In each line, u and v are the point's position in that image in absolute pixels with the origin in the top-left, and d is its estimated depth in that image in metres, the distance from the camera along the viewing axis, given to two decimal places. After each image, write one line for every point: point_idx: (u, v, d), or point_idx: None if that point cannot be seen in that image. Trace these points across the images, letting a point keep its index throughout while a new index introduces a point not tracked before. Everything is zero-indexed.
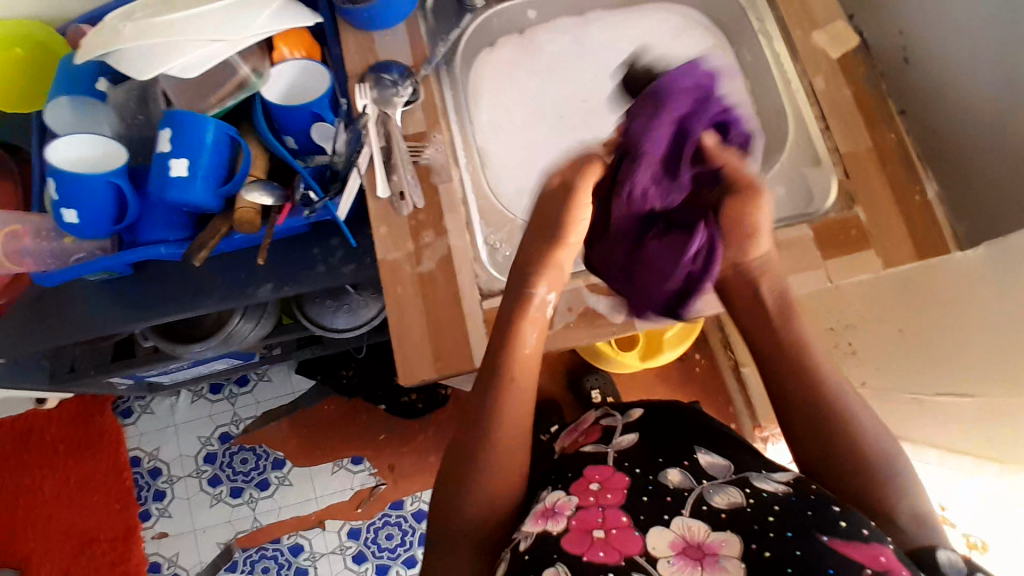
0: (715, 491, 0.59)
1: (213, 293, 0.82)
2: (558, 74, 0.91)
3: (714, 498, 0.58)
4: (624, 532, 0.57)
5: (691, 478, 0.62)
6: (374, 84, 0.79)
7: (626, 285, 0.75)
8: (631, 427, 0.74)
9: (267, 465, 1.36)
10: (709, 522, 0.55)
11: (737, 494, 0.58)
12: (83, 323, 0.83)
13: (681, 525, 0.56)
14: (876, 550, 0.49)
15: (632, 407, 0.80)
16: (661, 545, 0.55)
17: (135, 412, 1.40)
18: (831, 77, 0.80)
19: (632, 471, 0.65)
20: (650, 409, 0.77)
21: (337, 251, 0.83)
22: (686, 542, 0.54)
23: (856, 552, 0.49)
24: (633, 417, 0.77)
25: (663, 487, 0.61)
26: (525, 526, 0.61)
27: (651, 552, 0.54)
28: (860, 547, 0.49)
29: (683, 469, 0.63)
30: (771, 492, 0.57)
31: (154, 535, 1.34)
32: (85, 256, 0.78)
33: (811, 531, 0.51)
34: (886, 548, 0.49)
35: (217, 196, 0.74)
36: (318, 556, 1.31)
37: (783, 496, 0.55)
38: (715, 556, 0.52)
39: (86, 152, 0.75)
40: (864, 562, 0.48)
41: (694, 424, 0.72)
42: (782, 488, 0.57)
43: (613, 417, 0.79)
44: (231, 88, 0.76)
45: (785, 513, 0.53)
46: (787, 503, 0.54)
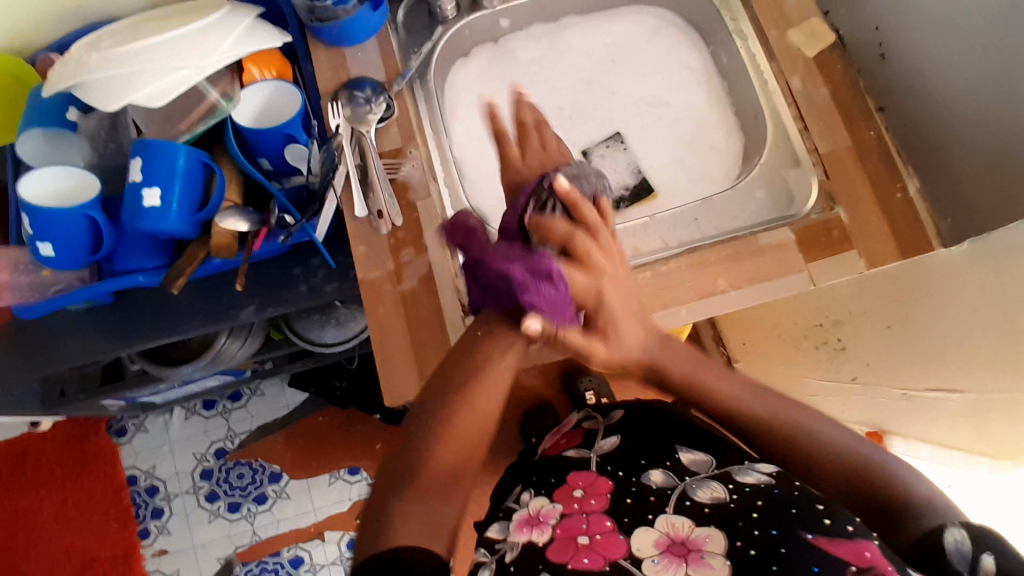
0: (698, 487, 0.64)
1: (195, 317, 0.81)
2: (535, 80, 0.91)
3: (697, 493, 0.63)
4: (609, 535, 0.61)
5: (673, 477, 0.66)
6: (347, 101, 0.78)
7: None
8: (613, 431, 0.77)
9: (264, 479, 1.36)
10: (691, 517, 0.61)
11: (720, 489, 0.63)
12: (65, 353, 0.82)
13: (665, 523, 0.61)
14: (860, 546, 0.52)
15: (613, 409, 0.82)
16: (646, 544, 0.59)
17: (130, 431, 1.40)
18: (808, 75, 0.79)
19: (616, 473, 0.68)
20: (629, 410, 0.79)
21: (318, 270, 0.83)
22: (671, 539, 0.59)
23: (841, 550, 0.52)
24: (614, 419, 0.79)
25: (647, 489, 0.65)
26: (511, 535, 0.66)
27: (636, 554, 0.59)
28: (846, 545, 0.53)
29: (666, 470, 0.67)
30: (754, 485, 0.62)
31: (154, 553, 1.34)
32: (63, 287, 0.78)
33: (796, 529, 0.56)
34: (871, 544, 0.52)
35: (192, 223, 0.74)
36: (319, 567, 1.31)
37: (765, 489, 0.60)
38: (699, 552, 0.58)
39: (58, 184, 0.74)
40: (848, 559, 0.51)
41: (670, 421, 0.75)
42: (763, 479, 0.62)
43: (595, 420, 0.81)
44: (201, 112, 0.75)
45: (768, 510, 0.58)
46: (769, 498, 0.59)
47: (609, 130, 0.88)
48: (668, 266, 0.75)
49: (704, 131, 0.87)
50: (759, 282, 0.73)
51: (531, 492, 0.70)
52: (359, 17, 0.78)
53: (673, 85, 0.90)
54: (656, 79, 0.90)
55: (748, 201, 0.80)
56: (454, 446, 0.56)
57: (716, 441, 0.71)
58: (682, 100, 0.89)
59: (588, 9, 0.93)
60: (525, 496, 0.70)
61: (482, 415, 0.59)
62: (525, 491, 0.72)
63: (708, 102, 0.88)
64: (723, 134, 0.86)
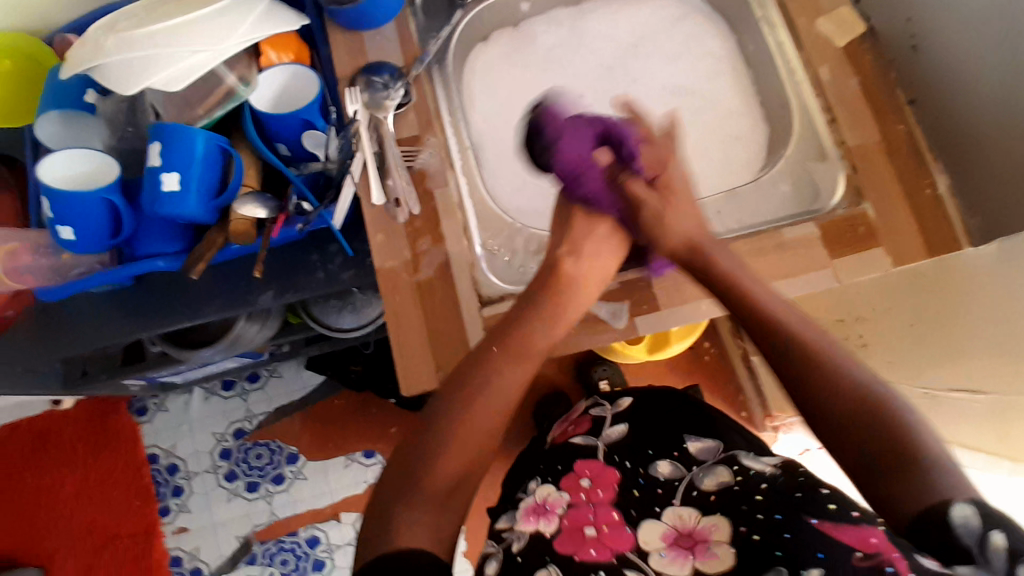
0: (705, 475, 0.67)
1: (213, 302, 0.82)
2: (556, 65, 0.88)
3: (704, 482, 0.66)
4: (617, 528, 0.65)
5: (681, 467, 0.69)
6: (365, 87, 0.77)
7: (627, 289, 0.74)
8: (621, 419, 0.76)
9: (281, 460, 1.38)
10: (698, 508, 0.64)
11: (726, 473, 0.66)
12: (86, 336, 0.83)
13: (672, 516, 0.65)
14: (866, 532, 0.53)
15: (622, 395, 0.79)
16: (654, 537, 0.63)
17: (150, 410, 1.42)
18: (838, 65, 0.76)
19: (622, 462, 0.70)
20: (639, 398, 0.77)
21: (336, 257, 0.83)
22: (677, 531, 0.63)
23: (846, 535, 0.54)
24: (623, 407, 0.77)
25: (655, 480, 0.68)
26: (518, 524, 0.68)
27: (643, 547, 0.63)
28: (851, 530, 0.54)
29: (674, 460, 0.69)
30: (758, 471, 0.64)
31: (174, 531, 1.36)
32: (85, 270, 0.79)
33: (800, 516, 0.58)
34: (876, 530, 0.53)
35: (211, 209, 0.74)
36: (335, 548, 1.33)
37: (769, 476, 0.63)
38: (704, 544, 0.61)
39: (78, 168, 0.75)
40: (854, 546, 0.53)
41: (682, 409, 0.75)
42: (769, 468, 0.64)
43: (602, 408, 0.78)
44: (219, 97, 0.75)
45: (772, 496, 0.61)
46: (773, 484, 0.62)
47: None
48: None
49: (729, 119, 0.85)
50: (783, 277, 0.71)
51: (539, 481, 0.72)
52: (376, 1, 0.76)
53: (699, 71, 0.87)
54: (679, 66, 0.88)
55: (773, 193, 0.78)
56: (463, 440, 0.57)
57: (723, 427, 0.71)
58: (705, 88, 0.86)
59: None
60: (531, 485, 0.72)
61: (495, 410, 0.59)
62: (534, 481, 0.73)
63: (733, 91, 0.86)
64: (748, 123, 0.84)
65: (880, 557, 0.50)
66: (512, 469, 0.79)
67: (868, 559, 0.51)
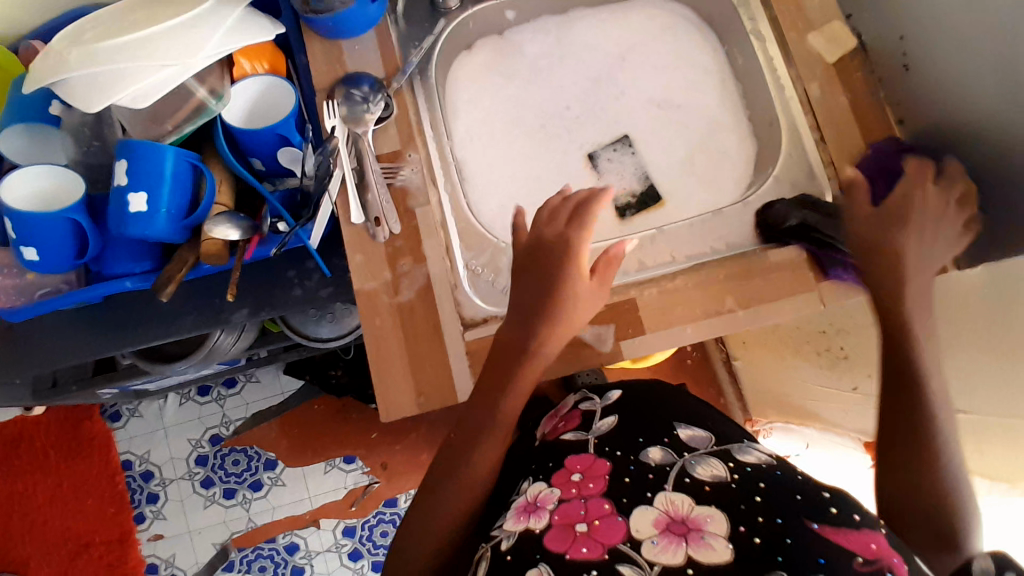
0: (697, 464, 0.60)
1: (185, 320, 0.79)
2: (543, 77, 0.86)
3: (697, 471, 0.59)
4: (608, 519, 0.57)
5: (672, 454, 0.63)
6: (343, 99, 0.74)
7: (613, 311, 0.72)
8: (611, 410, 0.72)
9: (259, 466, 1.34)
10: (692, 496, 0.57)
11: (720, 467, 0.59)
12: (51, 353, 0.80)
13: (664, 501, 0.57)
14: (868, 538, 0.50)
15: (610, 389, 0.77)
16: (645, 525, 0.55)
17: (124, 416, 1.37)
18: (827, 83, 0.76)
19: (613, 452, 0.65)
20: (628, 392, 0.75)
21: (313, 273, 0.80)
22: (670, 518, 0.55)
23: (848, 542, 0.49)
24: (612, 400, 0.74)
25: (646, 466, 0.61)
26: (507, 524, 0.63)
27: (635, 536, 0.55)
28: (853, 536, 0.50)
29: (664, 447, 0.64)
30: (755, 466, 0.58)
31: (149, 538, 1.33)
32: (51, 290, 0.76)
33: (800, 517, 0.52)
34: (878, 536, 0.50)
35: (181, 229, 0.71)
36: (314, 554, 1.31)
37: (767, 471, 0.57)
38: (699, 532, 0.53)
39: (43, 187, 0.72)
40: (856, 551, 0.49)
41: (672, 405, 0.71)
42: (764, 460, 0.60)
43: (592, 402, 0.76)
44: (189, 112, 0.72)
45: (771, 491, 0.55)
46: (773, 481, 0.56)
47: (618, 132, 0.84)
48: (675, 282, 0.73)
49: (715, 132, 0.83)
50: (769, 300, 0.71)
51: (532, 479, 0.67)
52: (357, 9, 0.73)
53: (685, 85, 0.85)
54: (672, 77, 0.85)
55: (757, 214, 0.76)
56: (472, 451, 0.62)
57: (707, 417, 0.69)
58: (695, 101, 0.84)
59: (600, 2, 0.88)
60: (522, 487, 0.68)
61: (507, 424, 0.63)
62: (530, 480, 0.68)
63: (720, 104, 0.84)
64: (737, 138, 0.82)
65: (880, 563, 0.48)
66: (502, 472, 0.77)
67: (869, 564, 0.48)
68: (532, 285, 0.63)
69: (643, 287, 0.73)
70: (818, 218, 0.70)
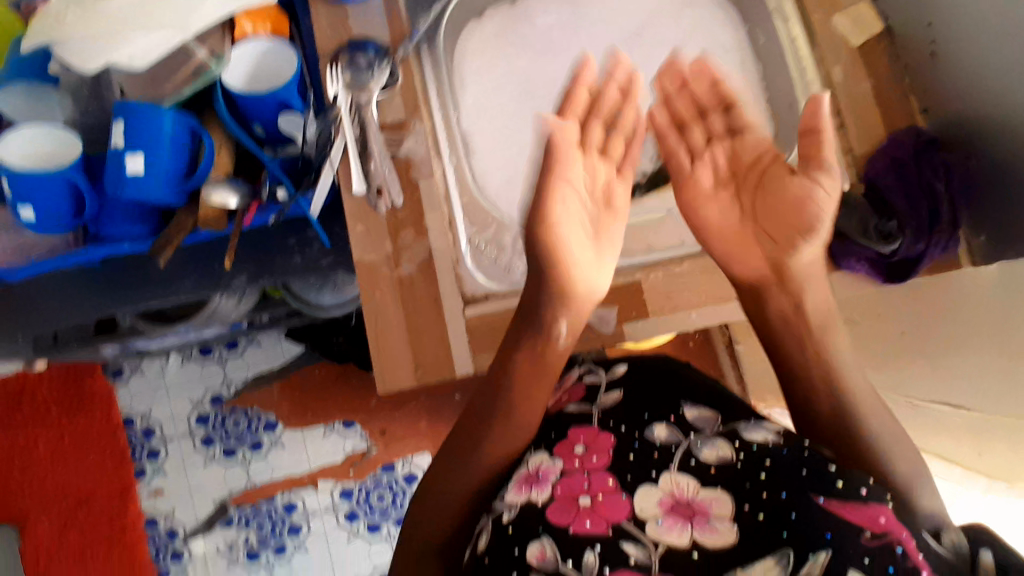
0: (703, 445, 0.55)
1: (182, 284, 0.77)
2: (558, 47, 0.78)
3: (702, 452, 0.54)
4: (612, 497, 0.54)
5: (677, 434, 0.57)
6: (347, 65, 0.71)
7: (617, 294, 0.73)
8: (617, 385, 0.64)
9: (259, 427, 1.35)
10: (697, 478, 0.53)
11: (726, 447, 0.54)
12: (51, 311, 0.79)
13: (669, 482, 0.53)
14: (876, 511, 0.46)
15: (618, 362, 0.68)
16: (649, 504, 0.53)
17: (126, 373, 1.38)
18: (850, 67, 0.75)
19: (617, 427, 0.59)
20: (637, 365, 0.66)
21: (314, 243, 0.78)
22: (675, 499, 0.52)
23: (854, 515, 0.46)
24: (619, 372, 0.66)
25: (650, 445, 0.57)
26: (508, 495, 0.57)
27: (639, 515, 0.52)
28: (861, 510, 0.47)
29: (670, 425, 0.58)
30: (762, 443, 0.53)
31: (150, 493, 1.35)
32: (48, 251, 0.76)
33: (806, 493, 0.49)
34: (886, 509, 0.46)
35: (178, 192, 0.70)
36: (312, 514, 1.32)
37: (773, 449, 0.52)
38: (704, 516, 0.51)
39: (37, 145, 0.71)
40: (862, 525, 0.46)
41: (686, 382, 0.63)
42: (772, 438, 0.53)
43: (596, 373, 0.67)
44: (187, 74, 0.69)
45: (779, 471, 0.51)
46: (779, 459, 0.51)
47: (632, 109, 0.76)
48: (682, 267, 0.72)
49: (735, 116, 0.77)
50: None
51: (533, 450, 0.60)
52: None
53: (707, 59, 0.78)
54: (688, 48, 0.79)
55: None
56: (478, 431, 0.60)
57: (722, 392, 0.61)
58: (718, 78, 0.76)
59: None
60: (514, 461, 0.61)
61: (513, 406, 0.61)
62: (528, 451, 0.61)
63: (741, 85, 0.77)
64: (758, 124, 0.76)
65: (890, 537, 0.45)
66: None
67: (878, 539, 0.45)
68: (575, 165, 0.65)
69: (649, 270, 0.73)
70: None
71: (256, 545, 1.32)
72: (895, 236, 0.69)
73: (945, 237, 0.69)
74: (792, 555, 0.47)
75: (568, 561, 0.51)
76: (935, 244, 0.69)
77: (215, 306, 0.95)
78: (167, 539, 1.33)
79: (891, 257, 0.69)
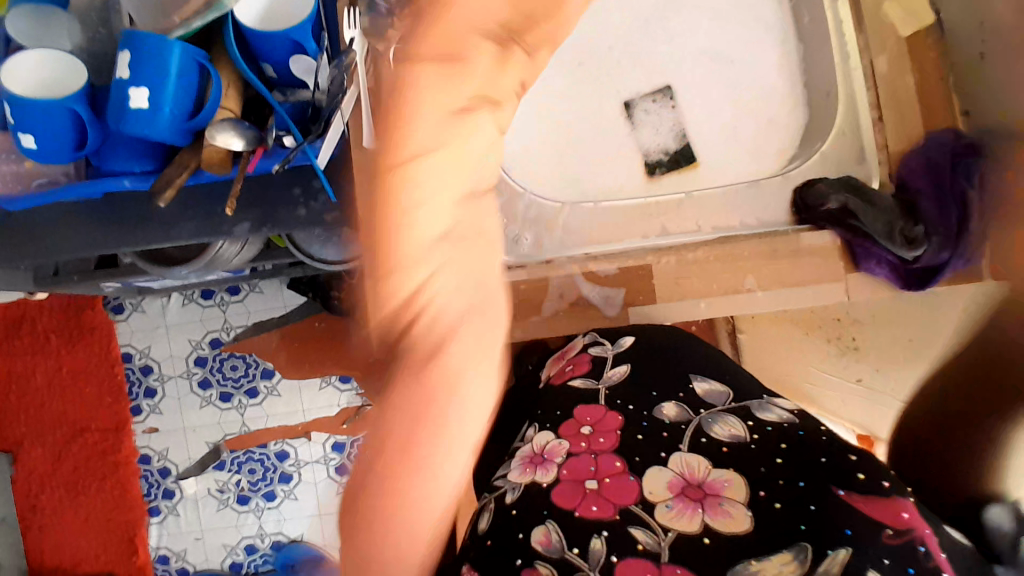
0: (713, 421, 0.50)
1: (186, 226, 0.76)
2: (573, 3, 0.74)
3: (714, 428, 0.49)
4: (619, 479, 0.47)
5: (688, 410, 0.52)
6: (365, 10, 0.69)
7: (628, 276, 0.71)
8: (623, 358, 0.59)
9: (256, 374, 1.34)
10: (709, 458, 0.47)
11: (739, 425, 0.49)
12: (53, 245, 0.77)
13: (679, 461, 0.47)
14: (898, 506, 0.40)
15: (624, 332, 0.63)
16: (659, 486, 0.46)
17: (128, 309, 1.36)
18: (897, 59, 0.72)
19: (625, 406, 0.53)
20: (644, 338, 0.61)
21: (319, 195, 0.76)
22: (685, 481, 0.46)
23: (875, 510, 0.40)
24: (627, 345, 0.60)
25: (659, 423, 0.51)
26: (512, 475, 0.52)
27: (648, 498, 0.45)
28: (881, 504, 0.41)
29: (679, 402, 0.53)
30: (776, 424, 0.49)
31: (144, 430, 1.35)
32: (48, 181, 0.73)
33: (826, 483, 0.43)
34: (910, 504, 0.40)
35: (183, 131, 0.67)
36: (303, 464, 1.32)
37: (788, 430, 0.48)
38: (717, 497, 0.44)
39: (42, 73, 0.68)
40: (883, 520, 0.40)
41: (690, 356, 0.58)
42: (786, 418, 0.50)
43: (603, 346, 0.62)
44: (198, 6, 0.65)
45: (795, 456, 0.46)
46: (795, 443, 0.47)
47: (660, 81, 0.75)
48: (695, 254, 0.70)
49: (762, 99, 0.75)
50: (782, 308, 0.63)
51: (537, 428, 0.55)
52: None
53: (737, 36, 0.75)
54: (720, 24, 0.75)
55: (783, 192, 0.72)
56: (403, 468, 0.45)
57: (728, 367, 0.57)
58: (746, 55, 0.75)
59: None
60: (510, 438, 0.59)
61: None
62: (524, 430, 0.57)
63: (774, 69, 0.75)
64: (787, 103, 0.75)
65: (911, 534, 0.39)
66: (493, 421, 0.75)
67: (901, 537, 0.39)
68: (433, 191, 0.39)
69: (661, 255, 0.71)
70: (860, 206, 0.66)
71: (246, 489, 1.32)
72: (919, 241, 0.65)
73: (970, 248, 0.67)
74: (811, 549, 0.40)
75: (574, 549, 0.44)
76: (959, 253, 0.67)
77: (218, 251, 0.93)
78: (159, 477, 1.33)
79: (912, 262, 0.67)
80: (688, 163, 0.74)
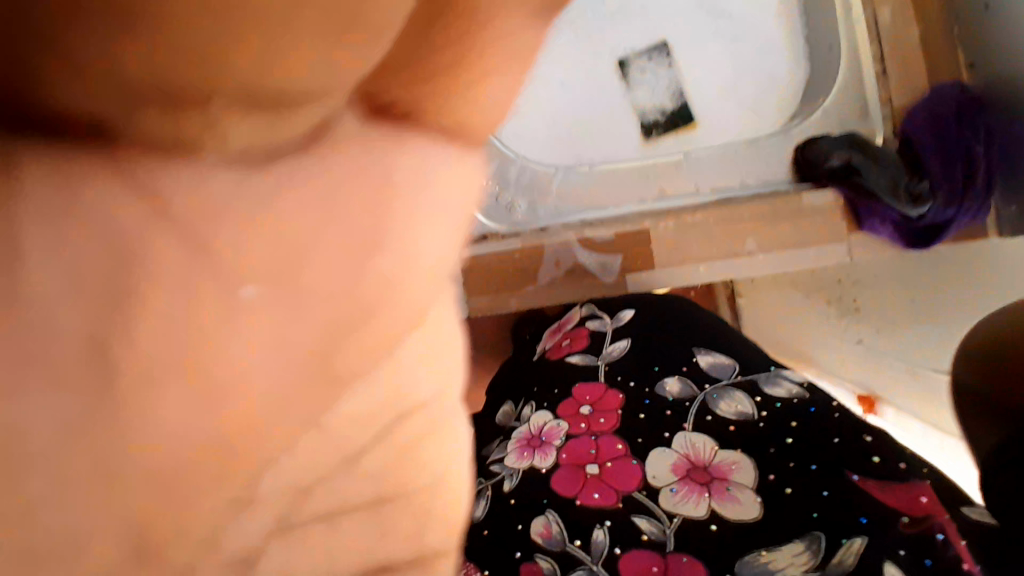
0: (720, 397, 0.48)
1: None
2: None
3: (719, 406, 0.48)
4: (621, 462, 0.46)
5: (692, 386, 0.50)
6: None
7: (623, 242, 0.69)
8: (623, 332, 0.57)
9: None
10: (715, 438, 0.45)
11: (746, 402, 0.48)
12: None
13: (683, 443, 0.46)
14: (916, 491, 0.39)
15: (622, 303, 0.61)
16: (662, 471, 0.45)
17: None
18: (901, 7, 0.68)
19: (626, 384, 0.52)
20: (644, 309, 0.59)
21: None
22: (690, 463, 0.44)
23: (890, 496, 0.39)
24: (626, 318, 0.59)
25: (663, 401, 0.49)
26: (508, 460, 0.50)
27: (652, 484, 0.44)
28: (897, 489, 0.39)
29: (683, 376, 0.51)
30: (786, 400, 0.47)
31: None
32: None
33: (840, 467, 0.42)
34: (928, 490, 0.39)
35: None
36: None
37: (798, 408, 0.46)
38: (723, 482, 0.42)
39: None
40: (899, 507, 0.38)
41: (691, 327, 0.57)
42: (796, 392, 0.48)
43: (601, 321, 0.60)
44: None
45: (806, 436, 0.44)
46: (806, 421, 0.45)
47: (655, 37, 0.73)
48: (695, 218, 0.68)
49: (761, 55, 0.74)
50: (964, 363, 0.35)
51: (533, 407, 0.53)
52: None
53: None
54: None
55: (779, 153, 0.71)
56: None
57: (728, 336, 0.55)
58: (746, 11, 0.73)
59: None
60: (504, 409, 0.57)
61: None
62: (517, 406, 0.55)
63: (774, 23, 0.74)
64: (786, 59, 0.74)
65: (930, 521, 0.36)
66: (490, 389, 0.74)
67: (917, 525, 0.36)
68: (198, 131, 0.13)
69: (659, 219, 0.68)
70: (864, 161, 0.64)
71: None
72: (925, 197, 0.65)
73: (976, 205, 0.65)
74: (824, 539, 0.37)
75: (576, 542, 0.42)
76: (964, 211, 0.65)
77: None
78: None
79: (918, 220, 0.66)
80: (687, 123, 0.73)
